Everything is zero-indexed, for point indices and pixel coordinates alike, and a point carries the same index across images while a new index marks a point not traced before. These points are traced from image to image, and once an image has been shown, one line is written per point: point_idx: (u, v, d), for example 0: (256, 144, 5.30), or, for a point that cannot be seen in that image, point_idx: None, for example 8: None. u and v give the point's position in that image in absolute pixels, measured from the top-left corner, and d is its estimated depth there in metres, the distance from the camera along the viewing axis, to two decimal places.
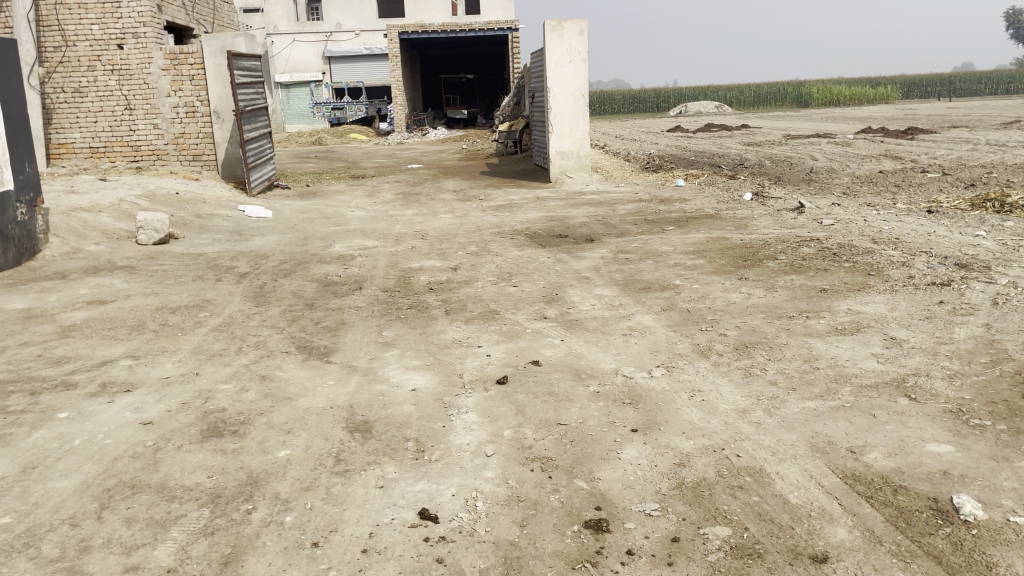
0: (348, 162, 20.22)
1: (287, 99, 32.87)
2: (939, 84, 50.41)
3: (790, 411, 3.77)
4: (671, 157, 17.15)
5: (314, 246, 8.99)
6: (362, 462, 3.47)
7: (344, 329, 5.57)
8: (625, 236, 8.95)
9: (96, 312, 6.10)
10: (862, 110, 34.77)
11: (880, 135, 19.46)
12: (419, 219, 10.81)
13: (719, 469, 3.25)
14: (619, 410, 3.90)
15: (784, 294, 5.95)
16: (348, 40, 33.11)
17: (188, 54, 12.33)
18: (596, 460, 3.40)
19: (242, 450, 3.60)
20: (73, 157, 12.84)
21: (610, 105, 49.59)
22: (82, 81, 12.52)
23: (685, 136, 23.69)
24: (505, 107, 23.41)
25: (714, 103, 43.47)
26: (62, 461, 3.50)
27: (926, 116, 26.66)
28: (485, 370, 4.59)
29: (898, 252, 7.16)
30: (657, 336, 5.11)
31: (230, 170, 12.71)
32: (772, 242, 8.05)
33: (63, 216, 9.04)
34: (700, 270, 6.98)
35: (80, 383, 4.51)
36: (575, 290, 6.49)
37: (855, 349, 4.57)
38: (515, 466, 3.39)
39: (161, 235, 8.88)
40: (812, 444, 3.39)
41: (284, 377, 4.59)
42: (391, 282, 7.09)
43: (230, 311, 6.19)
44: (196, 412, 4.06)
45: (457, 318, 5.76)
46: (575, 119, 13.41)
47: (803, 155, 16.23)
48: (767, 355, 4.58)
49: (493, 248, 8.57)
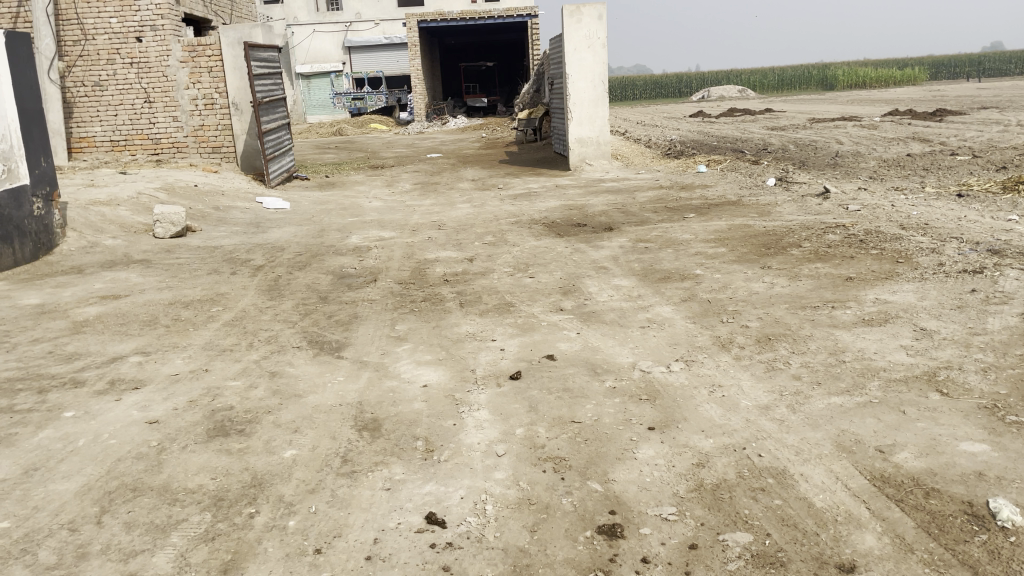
0: (368, 152, 20.13)
1: (309, 90, 32.75)
2: (969, 66, 49.33)
3: (814, 407, 3.60)
4: (693, 143, 16.87)
5: (331, 237, 8.91)
6: (369, 463, 3.37)
7: (357, 323, 5.48)
8: (645, 224, 8.77)
9: (110, 307, 6.06)
10: (888, 92, 34.10)
11: (908, 117, 19.01)
12: (437, 208, 10.71)
13: (739, 470, 3.11)
14: (636, 407, 3.76)
15: (809, 283, 5.76)
16: (367, 30, 32.75)
17: (205, 46, 12.27)
18: (611, 460, 3.27)
19: (247, 450, 3.51)
20: (94, 151, 12.85)
21: (632, 90, 49.06)
22: (102, 75, 12.49)
23: (708, 121, 23.36)
24: (525, 94, 23.21)
25: (737, 87, 42.87)
26: (65, 463, 3.43)
27: (954, 97, 26.06)
28: (498, 366, 4.47)
29: (928, 238, 6.94)
30: (677, 328, 4.96)
31: (249, 162, 12.69)
32: (797, 229, 7.84)
33: (81, 210, 9.01)
34: (722, 259, 6.81)
35: (88, 380, 4.45)
36: (593, 281, 6.34)
37: (884, 341, 4.39)
38: (527, 466, 3.27)
39: (177, 228, 8.83)
40: (839, 443, 3.23)
41: (293, 373, 4.51)
42: (406, 274, 6.98)
43: (243, 305, 6.11)
44: (203, 410, 3.98)
45: (472, 311, 5.64)
46: (594, 106, 13.22)
47: (829, 139, 15.89)
48: (791, 347, 4.41)
49: (510, 237, 8.44)
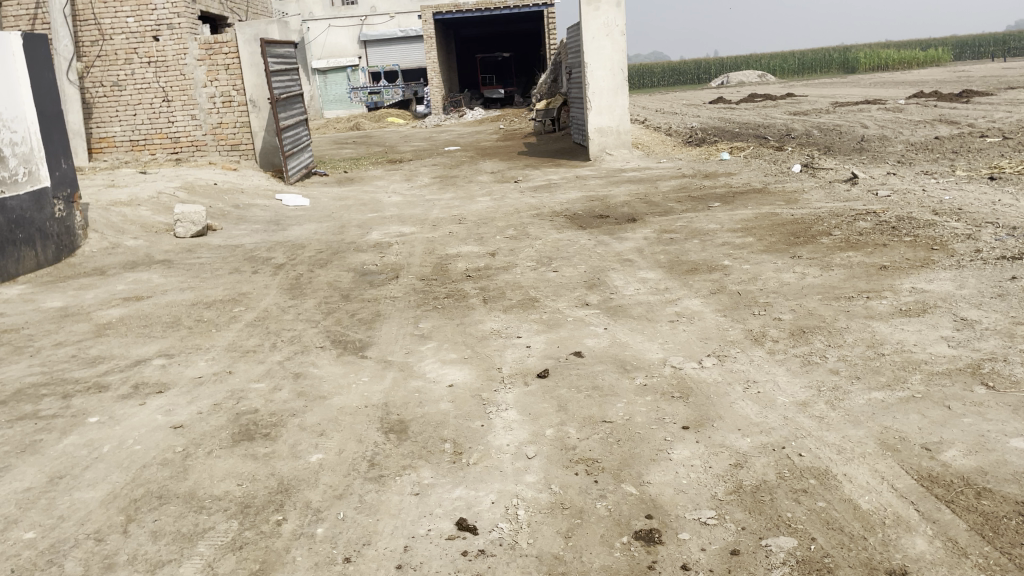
0: (385, 146, 20.09)
1: (325, 85, 33.06)
2: (993, 45, 48.41)
3: (854, 403, 3.48)
4: (714, 131, 16.64)
5: (351, 234, 8.86)
6: (397, 467, 3.29)
7: (380, 322, 5.40)
8: (669, 214, 8.62)
9: (133, 309, 6.04)
10: (911, 74, 33.51)
11: (933, 100, 18.65)
12: (457, 202, 10.63)
13: (779, 471, 3.00)
14: (669, 405, 3.66)
15: (841, 273, 5.61)
16: (382, 23, 32.41)
17: (222, 43, 12.26)
18: (645, 461, 3.17)
19: (273, 455, 3.45)
20: (114, 151, 12.88)
21: (650, 79, 48.59)
22: (120, 75, 12.52)
23: (728, 108, 23.07)
24: (542, 84, 23.07)
25: (756, 73, 42.25)
26: (90, 470, 3.39)
27: (980, 78, 25.54)
28: (525, 364, 4.38)
29: (962, 224, 6.75)
30: (707, 322, 4.84)
31: (267, 159, 12.67)
32: (825, 217, 7.67)
33: (103, 211, 9.02)
34: (749, 249, 6.67)
35: (112, 384, 4.42)
36: (618, 274, 6.23)
37: (923, 332, 4.25)
38: (558, 469, 3.17)
39: (199, 227, 8.83)
40: (883, 441, 3.11)
41: (318, 374, 4.45)
42: (429, 270, 6.90)
43: (265, 305, 6.06)
44: (227, 414, 3.93)
45: (496, 307, 5.55)
46: (613, 94, 13.06)
47: (852, 123, 15.61)
48: (826, 340, 4.28)
49: (532, 230, 8.34)
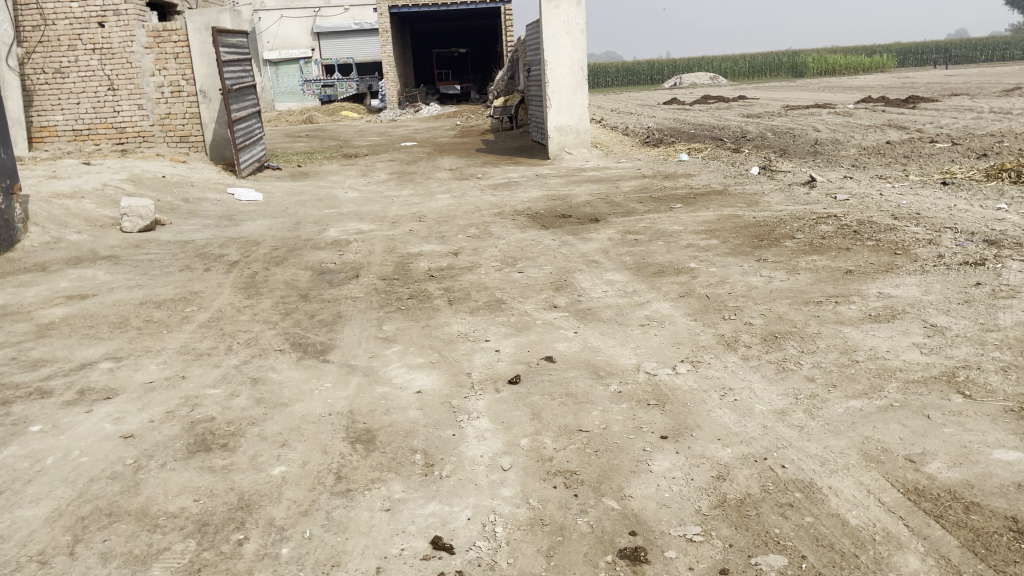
0: (340, 140, 19.73)
1: (277, 77, 32.36)
2: (934, 54, 49.86)
3: (833, 412, 3.43)
4: (671, 131, 16.69)
5: (308, 230, 8.61)
6: (365, 480, 3.13)
7: (342, 323, 5.22)
8: (632, 215, 8.57)
9: (77, 308, 5.72)
10: (859, 79, 34.41)
11: (882, 104, 19.04)
12: (416, 199, 10.43)
13: (763, 484, 2.93)
14: (646, 413, 3.57)
15: (808, 277, 5.59)
16: (336, 15, 31.94)
17: (171, 31, 11.83)
18: (626, 473, 3.07)
19: (232, 468, 3.25)
20: (56, 140, 12.35)
21: (604, 78, 48.92)
22: (63, 61, 12.01)
23: (683, 108, 23.24)
24: (499, 81, 22.92)
25: (708, 74, 42.81)
26: (32, 485, 3.16)
27: (924, 84, 26.21)
28: (495, 369, 4.24)
29: (922, 229, 6.81)
30: (678, 326, 4.77)
31: (218, 152, 12.28)
32: (787, 220, 7.69)
33: (44, 203, 8.61)
34: (715, 251, 6.64)
35: (55, 390, 4.14)
36: (585, 275, 6.14)
37: (895, 339, 4.23)
38: (536, 482, 3.05)
39: (146, 222, 8.49)
40: (865, 452, 3.06)
41: (278, 380, 4.24)
42: (390, 269, 6.72)
43: (220, 305, 5.81)
44: (181, 422, 3.71)
45: (462, 309, 5.40)
46: (573, 93, 12.99)
47: (805, 126, 15.82)
48: (800, 346, 4.24)
49: (494, 230, 8.21)
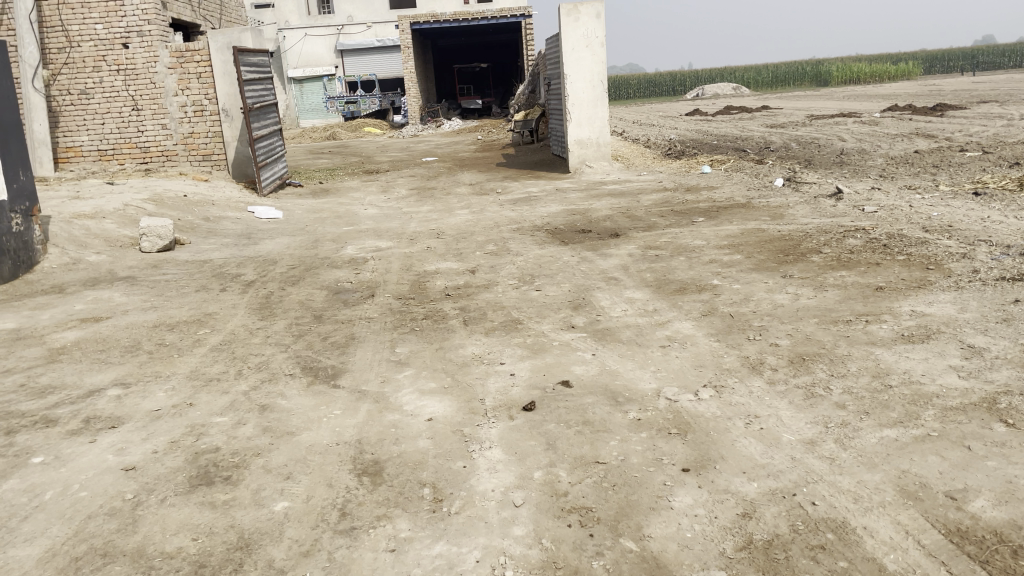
0: (362, 157, 19.74)
1: (302, 95, 32.18)
2: (962, 61, 49.13)
3: (866, 442, 3.24)
4: (693, 143, 16.48)
5: (326, 249, 8.53)
6: (370, 517, 2.98)
7: (355, 346, 5.10)
8: (653, 229, 8.40)
9: (90, 332, 5.66)
10: (885, 87, 33.99)
11: (909, 112, 18.68)
12: (434, 215, 10.34)
13: (792, 523, 2.75)
14: (666, 443, 3.39)
15: (836, 294, 5.38)
16: (359, 33, 32.54)
17: (194, 51, 11.88)
18: (644, 510, 2.90)
19: (234, 503, 3.12)
20: (81, 160, 12.45)
21: (626, 90, 48.77)
22: (88, 83, 12.09)
23: (705, 120, 23.02)
24: (520, 95, 22.84)
25: (731, 84, 42.49)
26: (27, 522, 3.05)
27: (953, 91, 25.74)
28: (509, 395, 4.08)
29: (955, 242, 6.57)
30: (701, 347, 4.59)
31: (240, 170, 12.28)
32: (813, 234, 7.47)
33: (65, 224, 8.62)
34: (739, 267, 6.45)
35: (61, 419, 4.05)
36: (604, 293, 5.97)
37: (930, 361, 4.02)
38: (549, 520, 2.89)
39: (165, 241, 8.45)
40: (902, 488, 2.88)
41: (285, 407, 4.11)
42: (406, 288, 6.60)
43: (233, 327, 5.72)
44: (185, 453, 3.60)
45: (477, 330, 5.26)
46: (593, 106, 12.85)
47: (830, 136, 15.54)
48: (829, 369, 4.04)
49: (513, 246, 8.07)
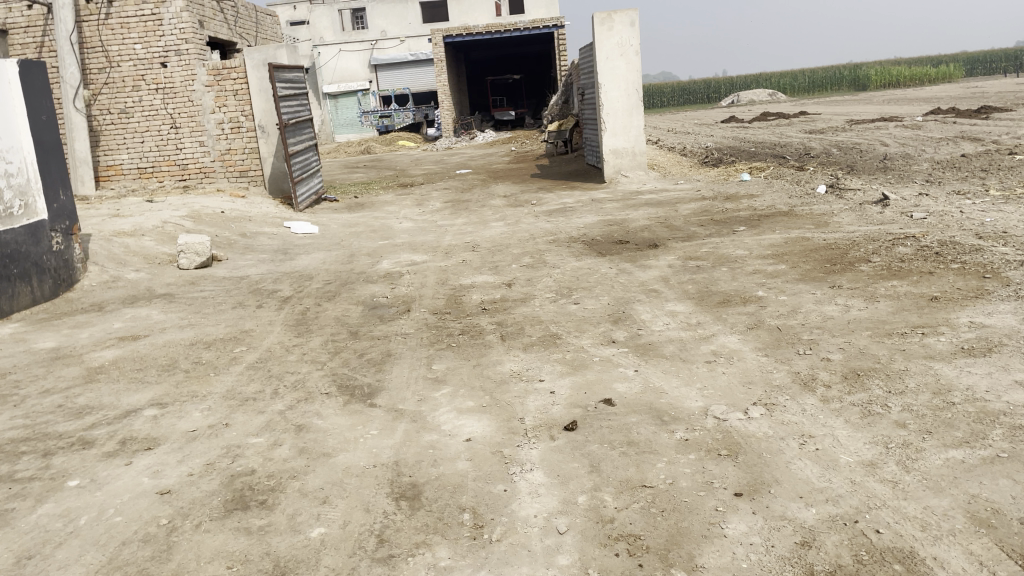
0: (396, 170, 19.80)
1: (336, 110, 32.58)
2: (1005, 61, 47.86)
3: (931, 465, 3.05)
4: (730, 150, 16.23)
5: (361, 263, 8.49)
6: (409, 545, 2.88)
7: (391, 363, 5.01)
8: (693, 239, 8.22)
9: (128, 350, 5.66)
10: (925, 90, 33.29)
11: (953, 115, 18.21)
12: (469, 228, 10.26)
13: (855, 552, 2.58)
14: (716, 466, 3.23)
15: (889, 305, 5.17)
16: (393, 47, 33.02)
17: (231, 69, 12.02)
18: (696, 538, 2.75)
19: (269, 529, 3.04)
20: (122, 179, 12.57)
21: (660, 98, 48.43)
22: (128, 102, 12.23)
23: (742, 126, 22.69)
24: (553, 105, 22.75)
25: (766, 91, 41.87)
26: (62, 548, 3.00)
27: (996, 93, 25.07)
28: (550, 414, 3.95)
29: (1011, 249, 6.30)
30: (748, 363, 4.41)
31: (277, 185, 12.37)
32: (860, 242, 7.23)
33: (104, 242, 8.69)
34: (784, 277, 6.26)
35: (97, 440, 4.02)
36: (645, 306, 5.82)
37: (994, 376, 3.81)
38: (595, 548, 2.75)
39: (202, 258, 8.49)
40: (973, 515, 2.69)
41: (322, 427, 4.03)
42: (441, 303, 6.52)
43: (268, 344, 5.67)
44: (221, 476, 3.53)
45: (515, 345, 5.15)
46: (628, 115, 12.69)
47: (872, 141, 15.19)
48: (886, 386, 3.84)
49: (549, 258, 7.95)
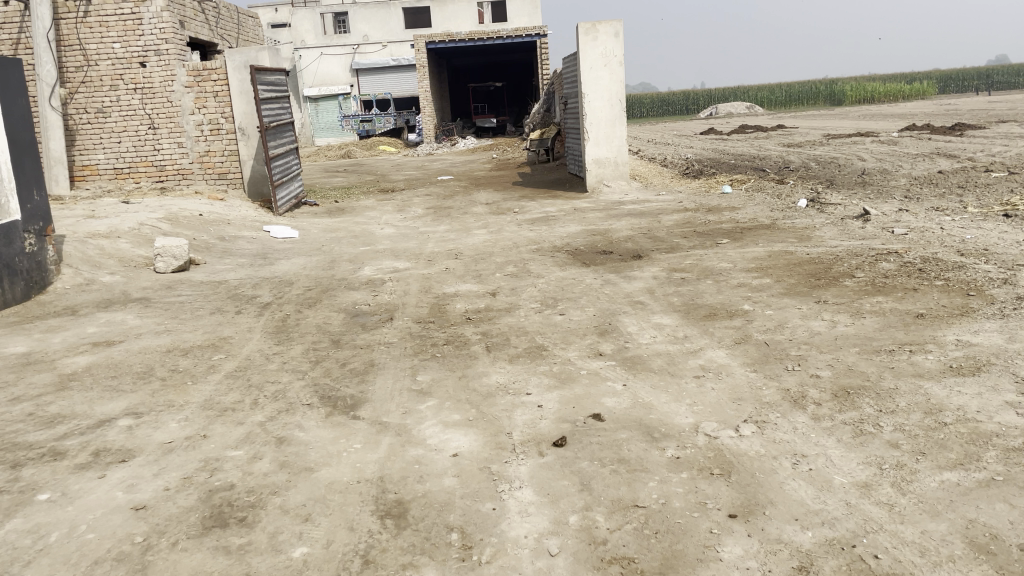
0: (377, 175, 19.67)
1: (317, 113, 32.61)
2: (977, 80, 48.70)
3: (926, 487, 3.01)
4: (710, 162, 16.29)
5: (342, 269, 8.37)
6: (395, 566, 2.79)
7: (374, 373, 4.91)
8: (676, 251, 8.20)
9: (102, 357, 5.50)
10: (899, 107, 33.76)
11: (928, 132, 18.45)
12: (452, 235, 10.17)
13: None
14: (709, 486, 3.17)
15: (875, 321, 5.16)
16: (375, 52, 32.49)
17: (212, 70, 11.85)
18: (691, 561, 2.68)
19: (250, 548, 2.94)
20: (97, 178, 12.35)
21: (639, 108, 48.69)
22: (105, 101, 12.02)
23: (721, 139, 22.82)
24: (535, 114, 22.75)
25: (744, 104, 42.24)
26: (30, 567, 2.87)
27: (969, 111, 25.47)
28: (538, 429, 3.88)
29: (993, 267, 6.33)
30: (737, 379, 4.37)
31: (256, 189, 12.21)
32: (844, 257, 7.25)
33: (79, 244, 8.49)
34: (769, 291, 6.24)
35: (69, 452, 3.87)
36: (631, 318, 5.77)
37: (985, 396, 3.79)
38: (588, 572, 2.68)
39: (180, 262, 8.32)
40: (972, 541, 2.65)
41: (304, 440, 3.93)
42: (425, 311, 6.43)
43: (248, 352, 5.55)
44: (198, 491, 3.41)
45: (500, 357, 5.07)
46: (611, 125, 12.68)
47: (850, 156, 15.33)
48: (877, 405, 3.81)
49: (533, 267, 7.89)
